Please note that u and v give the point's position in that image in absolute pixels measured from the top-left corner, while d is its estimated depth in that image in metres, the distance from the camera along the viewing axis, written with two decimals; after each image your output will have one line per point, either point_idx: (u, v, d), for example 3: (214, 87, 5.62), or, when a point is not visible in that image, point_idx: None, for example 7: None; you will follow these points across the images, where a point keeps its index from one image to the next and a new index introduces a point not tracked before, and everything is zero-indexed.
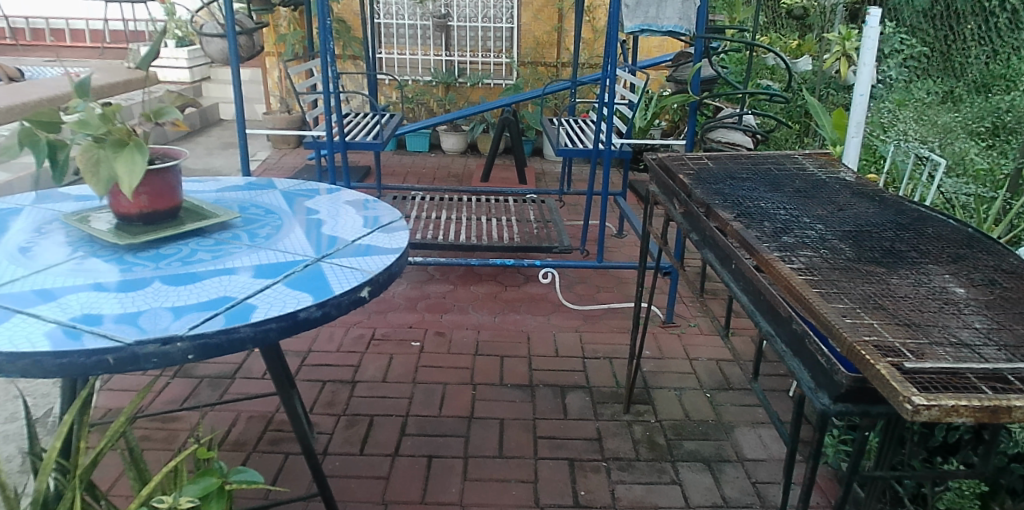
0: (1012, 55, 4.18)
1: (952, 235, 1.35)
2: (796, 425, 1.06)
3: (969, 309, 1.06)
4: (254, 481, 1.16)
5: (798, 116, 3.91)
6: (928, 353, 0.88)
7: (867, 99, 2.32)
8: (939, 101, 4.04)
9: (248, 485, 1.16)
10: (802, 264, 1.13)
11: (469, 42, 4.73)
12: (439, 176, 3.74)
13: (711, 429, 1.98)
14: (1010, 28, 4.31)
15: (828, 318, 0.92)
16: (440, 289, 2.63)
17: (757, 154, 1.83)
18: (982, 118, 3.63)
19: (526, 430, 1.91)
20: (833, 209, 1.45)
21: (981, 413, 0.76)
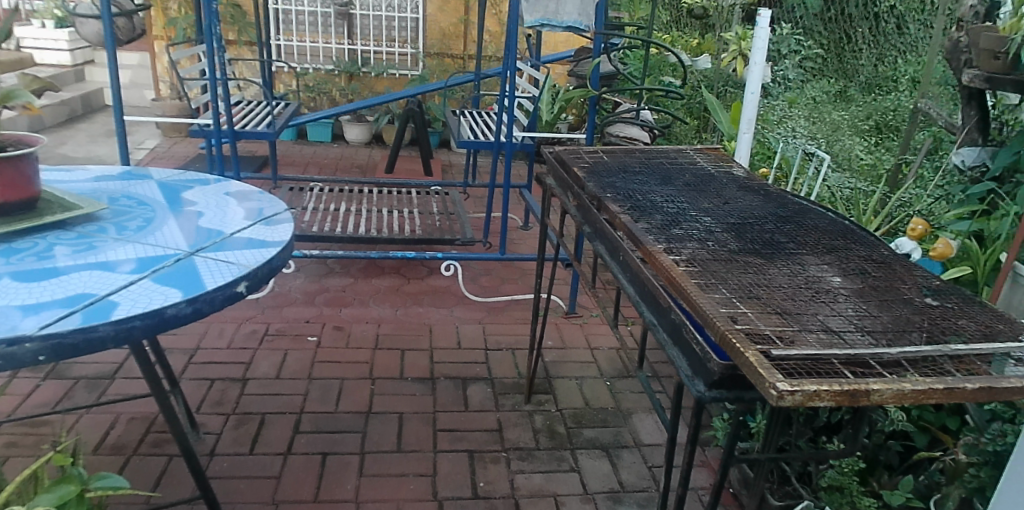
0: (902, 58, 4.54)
1: (828, 226, 1.43)
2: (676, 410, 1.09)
3: (840, 298, 1.12)
4: (118, 487, 1.11)
5: (698, 112, 4.05)
6: (798, 341, 0.92)
7: (758, 97, 2.41)
8: (831, 100, 4.30)
9: (112, 492, 1.11)
10: (686, 256, 1.17)
11: (373, 31, 4.65)
12: (342, 167, 3.66)
13: (610, 417, 2.03)
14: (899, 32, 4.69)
15: (705, 307, 0.95)
16: (340, 283, 2.58)
17: (650, 149, 1.88)
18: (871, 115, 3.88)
19: (426, 424, 1.90)
20: (719, 202, 1.51)
21: (841, 396, 0.80)
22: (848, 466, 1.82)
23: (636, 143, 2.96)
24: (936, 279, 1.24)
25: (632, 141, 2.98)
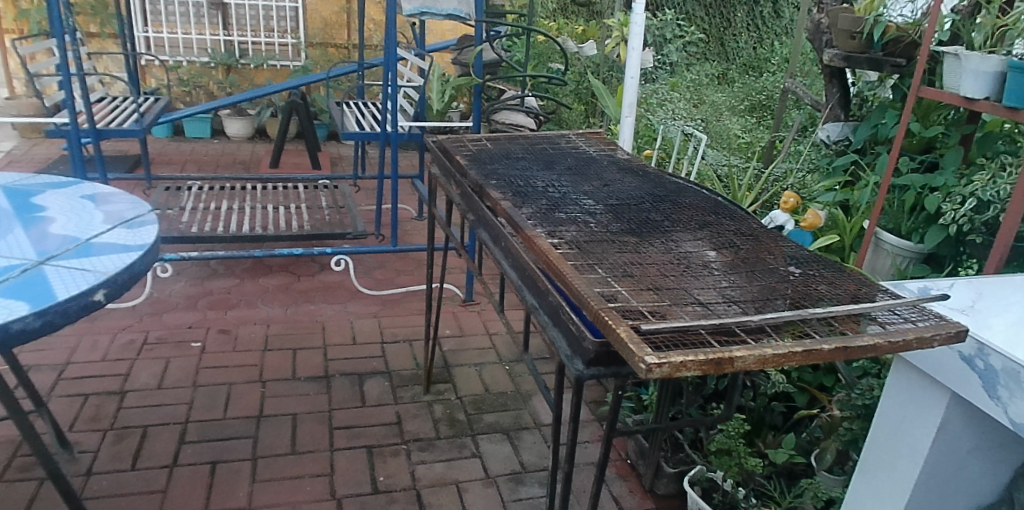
0: (776, 41, 4.79)
1: (701, 203, 1.49)
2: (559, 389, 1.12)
3: (710, 271, 1.18)
4: None
5: (586, 97, 4.13)
6: (670, 314, 0.97)
7: (637, 81, 2.48)
8: (713, 82, 4.49)
9: None
10: (565, 239, 1.20)
11: (250, 21, 4.49)
12: (224, 164, 3.52)
13: (510, 400, 2.06)
14: (773, 15, 4.94)
15: (580, 288, 0.98)
16: (224, 285, 2.48)
17: (534, 135, 1.90)
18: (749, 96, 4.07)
19: (321, 423, 1.87)
20: (599, 185, 1.55)
21: (706, 365, 0.84)
22: (734, 428, 1.91)
23: (522, 130, 2.99)
24: (799, 248, 1.32)
25: (519, 127, 3.01)
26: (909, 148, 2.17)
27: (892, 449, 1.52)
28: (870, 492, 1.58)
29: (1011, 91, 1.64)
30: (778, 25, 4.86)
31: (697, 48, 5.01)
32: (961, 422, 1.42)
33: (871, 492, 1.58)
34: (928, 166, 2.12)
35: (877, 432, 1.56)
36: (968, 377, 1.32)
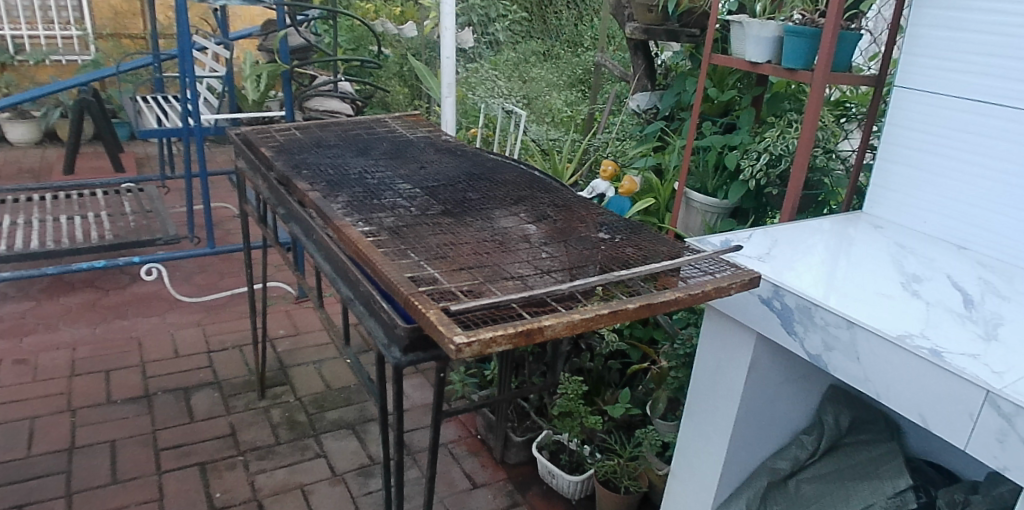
0: (593, 17, 4.99)
1: (516, 178, 1.52)
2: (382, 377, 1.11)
3: (524, 245, 1.20)
4: None
5: (412, 80, 4.05)
6: (483, 292, 0.97)
7: (454, 61, 2.48)
8: (537, 59, 4.60)
9: None
10: (378, 226, 1.18)
11: (23, 13, 4.09)
12: (7, 173, 3.17)
13: (353, 394, 2.02)
14: None
15: (390, 274, 0.97)
16: (18, 310, 2.26)
17: (348, 121, 1.85)
18: (571, 71, 4.21)
19: (145, 446, 1.76)
20: (415, 167, 1.53)
21: (516, 337, 0.86)
22: (572, 390, 1.96)
23: (338, 116, 2.90)
24: (609, 214, 1.38)
25: (335, 115, 2.91)
26: (709, 111, 2.27)
27: (713, 392, 1.64)
28: (699, 434, 1.70)
29: (790, 52, 1.76)
30: (595, 3, 5.07)
31: (519, 27, 5.12)
32: (767, 359, 1.55)
33: (699, 433, 1.70)
34: (726, 127, 2.24)
35: (698, 378, 1.68)
36: (769, 317, 1.45)
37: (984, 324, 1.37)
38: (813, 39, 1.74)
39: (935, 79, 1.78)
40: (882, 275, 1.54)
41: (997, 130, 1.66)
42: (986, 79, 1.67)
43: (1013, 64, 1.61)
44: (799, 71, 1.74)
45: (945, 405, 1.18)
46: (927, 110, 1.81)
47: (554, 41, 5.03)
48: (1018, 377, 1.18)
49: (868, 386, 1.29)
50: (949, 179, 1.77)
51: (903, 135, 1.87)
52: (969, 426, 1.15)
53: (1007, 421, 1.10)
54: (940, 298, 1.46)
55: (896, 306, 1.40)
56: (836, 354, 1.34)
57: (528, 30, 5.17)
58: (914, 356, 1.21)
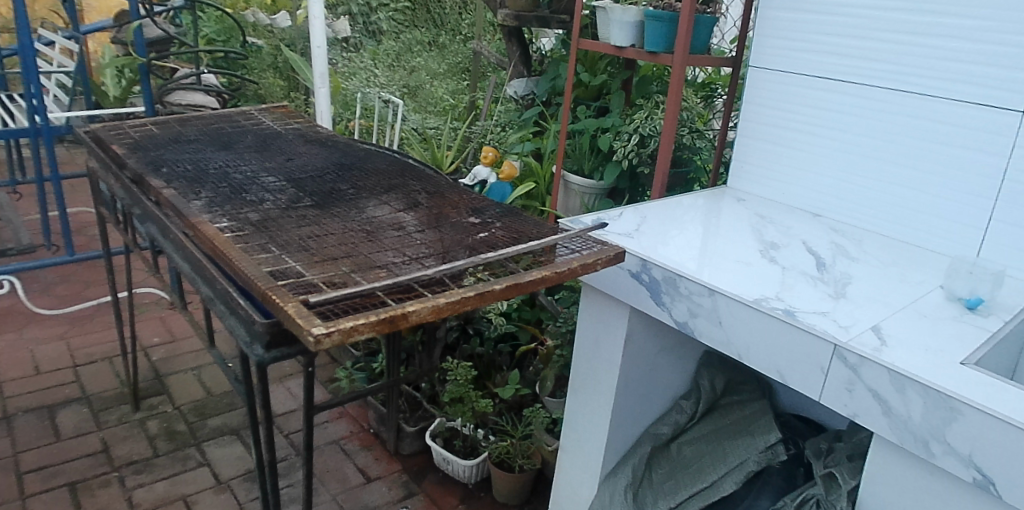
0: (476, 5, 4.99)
1: (388, 167, 1.50)
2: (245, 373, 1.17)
3: (393, 233, 1.19)
4: None
5: (288, 72, 3.94)
6: (348, 281, 0.97)
7: (325, 50, 2.43)
8: (421, 48, 4.56)
9: None
10: (240, 222, 1.15)
11: None
12: None
13: (235, 399, 2.06)
14: None
15: (246, 270, 0.95)
16: None
17: (209, 114, 1.79)
18: (455, 59, 4.19)
19: (7, 471, 1.74)
20: (281, 159, 1.50)
21: (380, 325, 0.86)
22: (462, 376, 1.96)
23: (202, 109, 2.90)
24: (479, 199, 1.39)
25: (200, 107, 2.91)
26: (583, 96, 2.32)
27: (594, 366, 1.70)
28: (584, 408, 1.76)
29: (652, 36, 1.81)
30: None
31: (402, 16, 5.06)
32: (643, 331, 1.62)
33: (585, 407, 1.76)
34: (600, 110, 2.29)
35: (579, 354, 1.73)
36: (638, 291, 1.51)
37: (834, 284, 1.48)
38: (672, 23, 1.79)
39: (784, 59, 1.90)
40: (743, 244, 1.63)
41: (841, 105, 1.79)
42: (829, 58, 1.80)
43: (853, 43, 1.74)
44: (660, 54, 1.80)
45: (800, 360, 1.30)
46: (779, 89, 1.92)
47: (438, 31, 5.00)
48: (861, 330, 1.30)
49: (731, 348, 1.38)
50: (802, 151, 1.90)
51: (760, 113, 1.98)
52: (821, 378, 1.27)
53: (853, 370, 1.24)
54: (795, 263, 1.56)
55: (755, 272, 1.49)
56: (701, 320, 1.42)
57: (412, 19, 5.12)
58: (770, 317, 1.31)
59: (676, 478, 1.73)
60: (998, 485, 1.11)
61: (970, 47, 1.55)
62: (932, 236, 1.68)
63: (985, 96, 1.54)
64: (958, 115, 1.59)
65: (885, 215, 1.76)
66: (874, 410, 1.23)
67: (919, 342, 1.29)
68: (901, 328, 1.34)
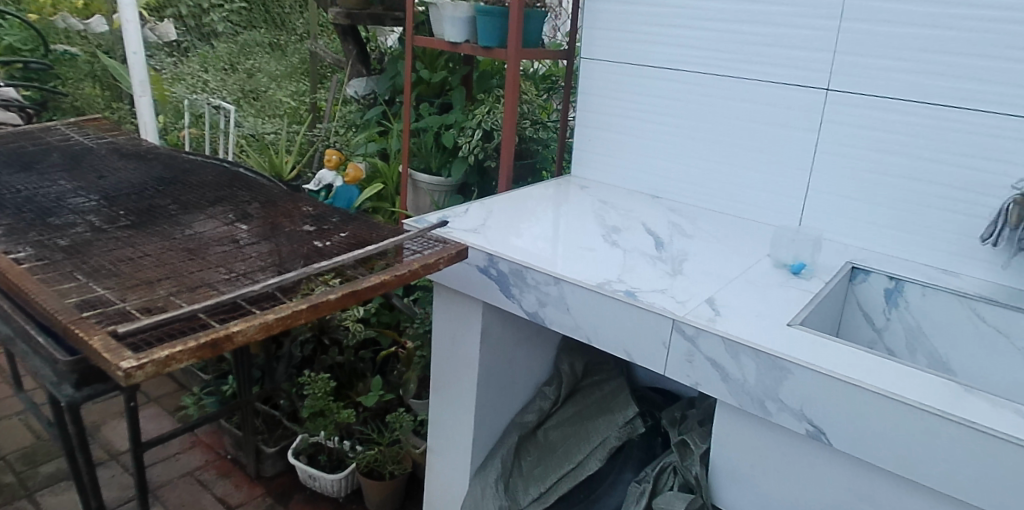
0: None
1: (213, 179, 1.46)
2: (59, 413, 1.36)
3: (218, 247, 1.17)
4: None
5: (108, 80, 3.69)
6: (166, 305, 0.96)
7: (141, 57, 2.36)
8: (260, 50, 4.37)
9: None
10: (44, 249, 1.10)
11: None
12: None
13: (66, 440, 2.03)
14: None
15: (49, 304, 0.93)
16: None
17: (8, 132, 1.66)
18: (297, 59, 4.04)
19: None
20: (93, 178, 1.42)
21: (200, 351, 0.87)
22: (320, 388, 1.95)
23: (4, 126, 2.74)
24: (316, 208, 1.36)
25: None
26: (425, 92, 2.28)
27: (453, 364, 1.69)
28: (447, 406, 1.75)
29: (485, 30, 1.82)
30: None
31: (238, 17, 4.83)
32: (497, 323, 1.63)
33: (447, 406, 1.75)
34: (443, 107, 2.26)
35: (437, 353, 1.72)
36: (487, 284, 1.52)
37: (671, 262, 1.55)
38: (502, 18, 1.80)
39: (613, 49, 1.97)
40: (586, 230, 1.68)
41: (669, 91, 1.88)
42: (653, 46, 1.88)
43: (678, 32, 1.83)
44: (495, 49, 1.81)
45: (644, 337, 1.35)
46: (610, 78, 1.99)
47: (279, 31, 4.81)
48: (697, 303, 1.37)
49: (580, 332, 1.42)
50: (637, 137, 1.98)
51: (596, 101, 2.04)
52: (664, 351, 1.33)
53: (691, 342, 1.30)
54: (635, 245, 1.62)
55: (598, 257, 1.53)
56: (550, 308, 1.44)
57: (249, 20, 4.87)
58: (613, 299, 1.36)
59: (545, 463, 1.78)
60: (828, 433, 1.22)
61: (779, 32, 1.68)
62: (758, 209, 1.81)
63: (794, 77, 1.68)
64: (773, 96, 1.72)
65: (715, 192, 1.87)
66: (714, 377, 1.31)
67: (750, 308, 1.39)
68: (734, 297, 1.43)
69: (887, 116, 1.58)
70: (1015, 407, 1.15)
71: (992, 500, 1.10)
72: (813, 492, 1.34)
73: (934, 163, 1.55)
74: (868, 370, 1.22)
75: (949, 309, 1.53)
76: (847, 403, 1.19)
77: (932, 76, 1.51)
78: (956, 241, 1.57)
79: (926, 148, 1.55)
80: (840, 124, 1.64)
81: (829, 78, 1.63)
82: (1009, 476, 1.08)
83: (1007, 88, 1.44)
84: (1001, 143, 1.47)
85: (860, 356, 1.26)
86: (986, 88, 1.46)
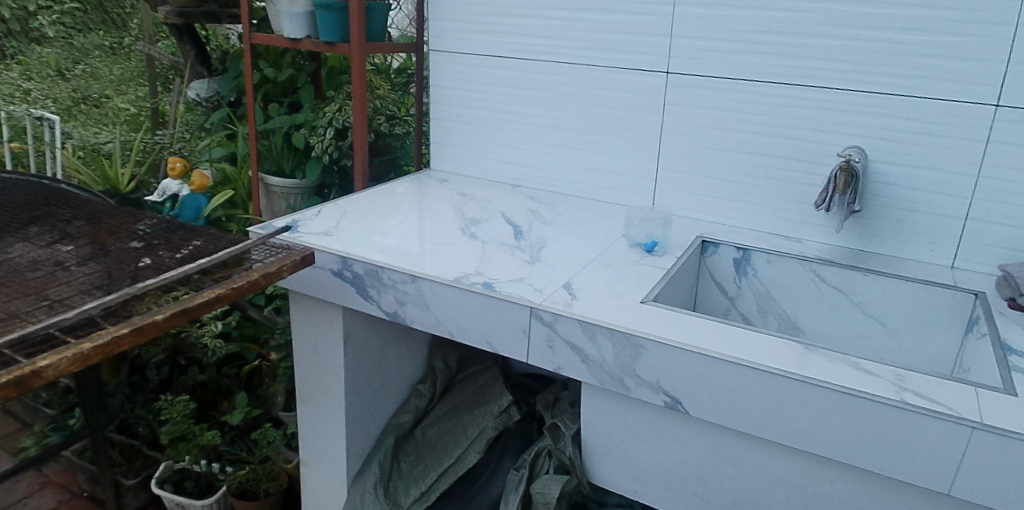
0: None
1: (29, 198, 1.44)
2: None
3: (31, 272, 1.17)
4: None
5: None
6: None
7: None
8: (98, 54, 4.06)
9: None
10: None
11: None
12: None
13: None
14: None
15: None
16: None
17: None
18: (140, 62, 3.79)
19: None
20: None
21: (6, 388, 0.85)
22: (178, 412, 1.87)
23: None
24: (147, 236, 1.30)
25: None
26: (271, 92, 2.18)
27: (319, 371, 1.64)
28: (316, 415, 1.70)
29: (324, 26, 1.76)
30: None
31: (72, 20, 4.47)
32: (359, 326, 1.59)
33: (316, 415, 1.70)
34: (292, 106, 2.17)
35: (300, 362, 1.66)
36: (343, 287, 1.48)
37: (529, 250, 1.57)
38: (341, 12, 1.75)
39: (461, 40, 1.95)
40: (445, 225, 1.67)
41: (519, 80, 1.90)
42: (501, 36, 1.89)
43: (523, 21, 1.84)
44: (336, 44, 1.77)
45: (503, 327, 1.35)
46: (461, 70, 1.97)
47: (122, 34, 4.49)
48: (554, 288, 1.39)
49: (442, 328, 1.41)
50: (493, 128, 1.98)
51: (448, 93, 2.02)
52: (524, 339, 1.34)
53: (550, 327, 1.32)
54: (494, 235, 1.62)
55: (457, 250, 1.53)
56: (409, 307, 1.42)
57: (85, 22, 4.52)
58: (471, 292, 1.36)
59: (424, 462, 1.76)
60: (684, 403, 1.27)
61: (618, 18, 1.72)
62: (613, 191, 1.86)
63: (635, 62, 1.73)
64: (618, 81, 1.77)
65: (571, 178, 1.90)
66: (574, 360, 1.33)
67: (607, 289, 1.42)
68: (590, 279, 1.46)
69: (724, 95, 1.66)
70: (850, 360, 1.25)
71: (835, 448, 1.18)
72: (678, 460, 1.40)
73: (768, 137, 1.65)
74: (715, 338, 1.28)
75: (792, 273, 1.63)
76: (702, 373, 1.24)
77: (757, 56, 1.61)
78: (793, 209, 1.67)
79: (760, 123, 1.64)
80: (680, 105, 1.72)
81: (668, 61, 1.70)
82: (849, 425, 1.16)
83: (821, 65, 1.55)
84: (821, 116, 1.58)
85: (711, 326, 1.33)
86: (809, 64, 1.56)
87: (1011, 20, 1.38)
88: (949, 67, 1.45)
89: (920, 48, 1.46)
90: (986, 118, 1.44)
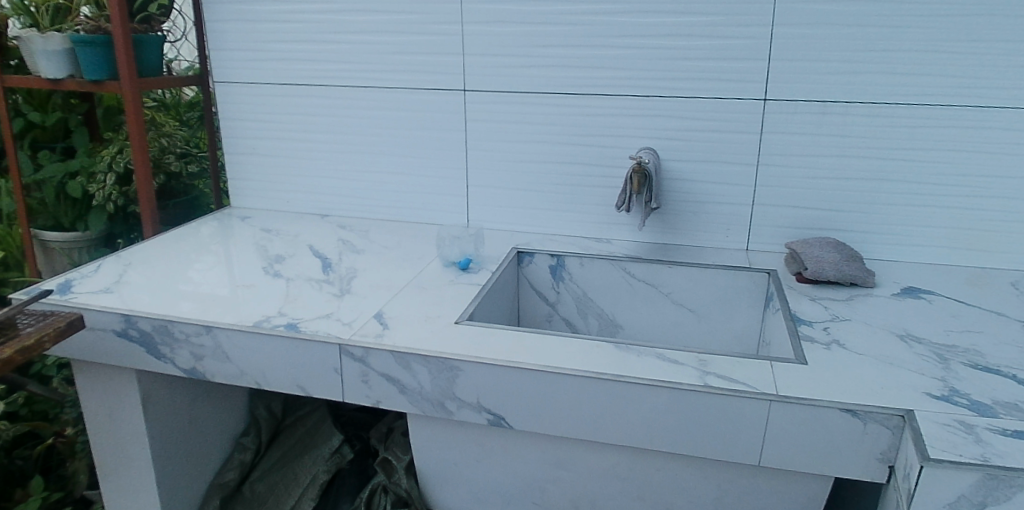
0: None
1: None
2: None
3: None
4: None
5: None
6: None
7: None
8: None
9: None
10: None
11: None
12: None
13: None
14: None
15: None
16: None
17: None
18: None
19: None
20: None
21: None
22: None
23: None
24: None
25: None
26: (40, 138, 1.96)
27: (120, 442, 1.49)
28: (123, 490, 1.54)
29: (87, 64, 1.61)
30: None
31: None
32: (160, 386, 1.47)
33: (124, 490, 1.54)
34: (66, 152, 1.99)
35: (98, 436, 1.50)
36: (134, 349, 1.35)
37: (339, 282, 1.52)
38: (105, 48, 1.61)
39: (248, 70, 1.86)
40: (247, 265, 1.58)
41: (318, 106, 1.83)
42: (292, 64, 1.82)
43: (314, 47, 1.78)
44: (104, 83, 1.63)
45: (312, 369, 1.30)
46: (254, 100, 1.88)
47: None
48: (364, 321, 1.35)
49: (248, 379, 1.32)
50: (295, 158, 1.90)
51: (242, 126, 1.92)
52: (337, 378, 1.29)
53: (362, 362, 1.28)
54: (300, 271, 1.55)
55: (259, 292, 1.44)
56: (208, 361, 1.33)
57: None
58: (274, 337, 1.29)
59: None
60: (506, 418, 1.27)
61: (409, 39, 1.71)
62: (425, 211, 1.85)
63: (431, 81, 1.73)
64: (417, 101, 1.76)
65: (381, 202, 1.87)
66: (391, 392, 1.30)
67: (419, 313, 1.40)
68: (403, 305, 1.43)
69: (523, 108, 1.70)
70: (657, 353, 1.30)
71: (652, 440, 1.23)
72: (511, 475, 1.40)
73: (567, 145, 1.70)
74: (530, 350, 1.29)
75: (604, 274, 1.69)
76: (519, 387, 1.25)
77: (547, 69, 1.65)
78: (599, 212, 1.73)
79: (558, 133, 1.69)
80: (480, 121, 1.73)
81: (464, 79, 1.71)
82: (661, 416, 1.21)
83: (606, 74, 1.62)
84: (612, 121, 1.65)
85: (527, 338, 1.34)
86: (596, 73, 1.63)
87: (766, 22, 1.51)
88: (717, 69, 1.56)
89: (687, 53, 1.57)
90: (757, 112, 1.57)
